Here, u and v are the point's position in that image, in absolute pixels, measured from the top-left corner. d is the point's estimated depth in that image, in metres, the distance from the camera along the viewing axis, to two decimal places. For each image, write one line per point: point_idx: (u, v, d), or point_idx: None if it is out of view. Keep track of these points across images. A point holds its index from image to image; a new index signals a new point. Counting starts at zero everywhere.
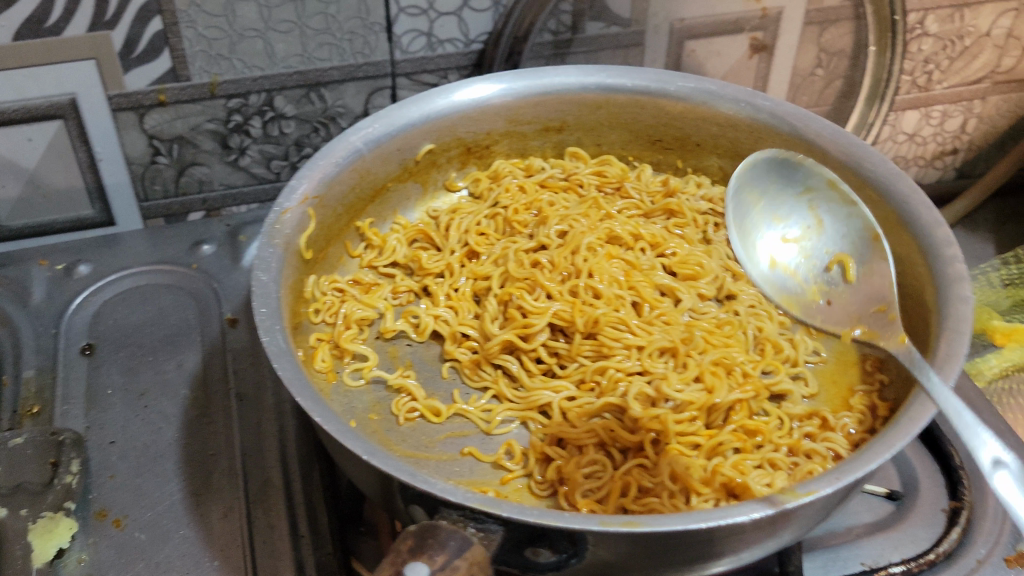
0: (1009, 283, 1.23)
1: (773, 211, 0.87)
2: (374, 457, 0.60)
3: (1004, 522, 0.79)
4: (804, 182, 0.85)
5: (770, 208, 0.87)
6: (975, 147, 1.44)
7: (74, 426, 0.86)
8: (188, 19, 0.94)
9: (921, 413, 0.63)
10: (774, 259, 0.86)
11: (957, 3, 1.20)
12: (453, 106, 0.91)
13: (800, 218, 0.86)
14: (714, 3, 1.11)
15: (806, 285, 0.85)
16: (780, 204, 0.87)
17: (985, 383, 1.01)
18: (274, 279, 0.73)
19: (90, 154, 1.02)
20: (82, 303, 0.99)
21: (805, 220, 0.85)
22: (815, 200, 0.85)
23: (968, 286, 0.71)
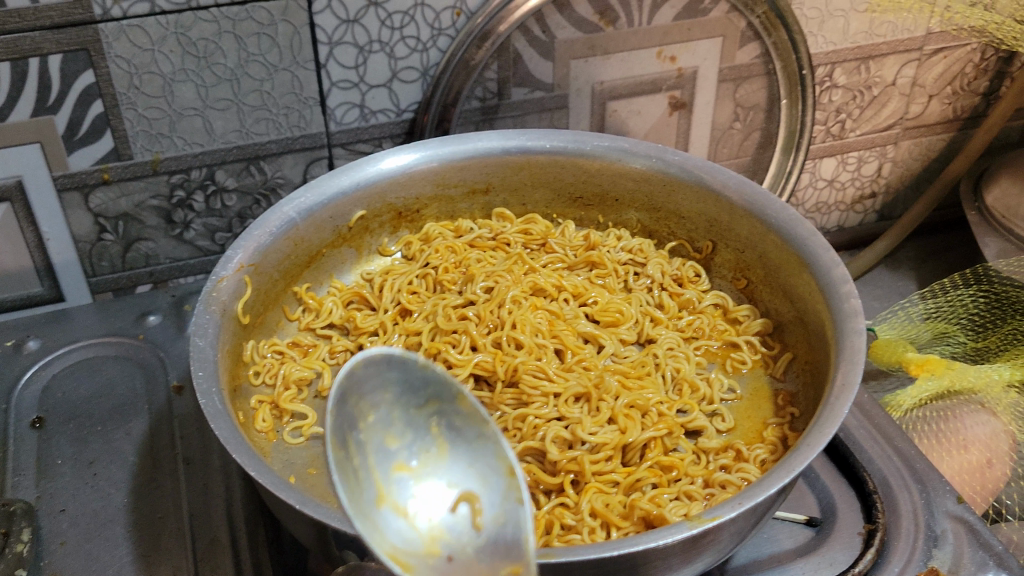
0: (928, 317, 1.28)
1: (386, 426, 0.55)
2: (306, 506, 0.64)
3: (917, 541, 0.83)
4: (431, 388, 0.55)
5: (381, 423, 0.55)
6: (892, 190, 1.51)
7: (25, 497, 0.89)
8: (129, 101, 0.99)
9: (819, 439, 0.67)
10: (384, 495, 0.52)
11: (862, 56, 1.28)
12: (381, 173, 0.96)
13: (422, 437, 0.55)
14: (632, 65, 1.17)
15: (425, 541, 0.52)
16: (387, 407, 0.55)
17: (902, 413, 1.07)
18: (211, 343, 0.78)
19: (38, 234, 1.06)
20: (32, 377, 1.02)
21: (427, 442, 0.55)
22: (440, 415, 0.56)
23: (862, 319, 0.77)
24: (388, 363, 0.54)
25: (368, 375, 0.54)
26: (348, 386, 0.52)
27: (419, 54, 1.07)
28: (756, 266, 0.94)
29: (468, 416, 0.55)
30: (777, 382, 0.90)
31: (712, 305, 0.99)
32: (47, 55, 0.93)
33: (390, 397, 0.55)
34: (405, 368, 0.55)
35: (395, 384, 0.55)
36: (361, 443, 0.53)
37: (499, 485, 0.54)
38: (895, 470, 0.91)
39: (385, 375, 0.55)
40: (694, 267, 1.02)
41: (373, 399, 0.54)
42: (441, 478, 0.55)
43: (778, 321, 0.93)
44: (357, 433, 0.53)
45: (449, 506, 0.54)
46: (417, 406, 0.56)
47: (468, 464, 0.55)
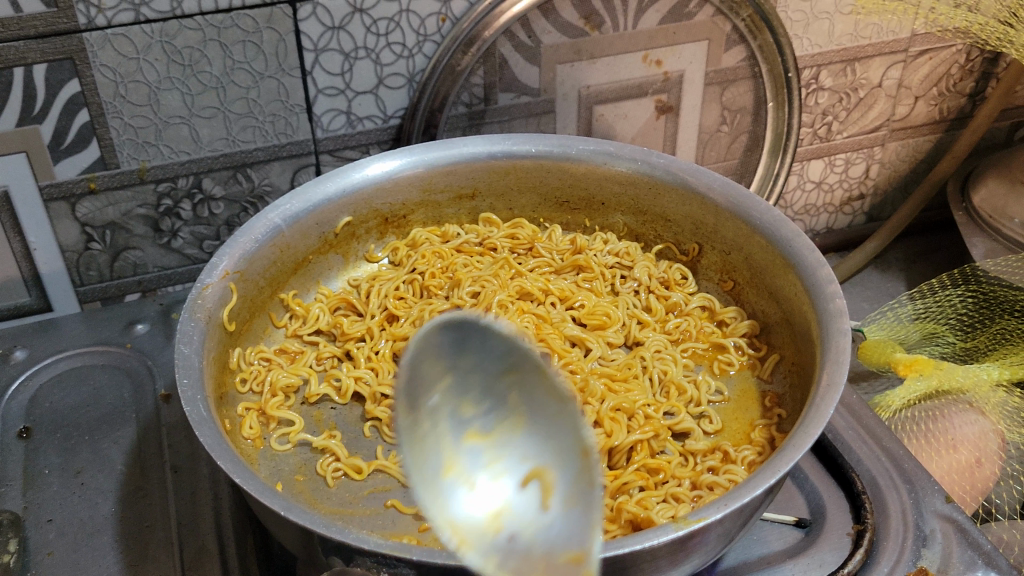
0: (917, 317, 1.28)
1: (460, 391, 0.45)
2: (291, 512, 0.64)
3: (905, 542, 0.83)
4: (517, 356, 0.45)
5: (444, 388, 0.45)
6: (880, 191, 1.51)
7: (12, 507, 0.88)
8: (115, 110, 0.99)
9: (804, 439, 0.67)
10: (451, 462, 0.45)
11: (848, 59, 1.28)
12: (367, 180, 0.96)
13: (497, 405, 0.46)
14: (617, 69, 1.17)
15: (485, 521, 0.44)
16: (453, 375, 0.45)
17: (891, 413, 1.07)
18: (196, 350, 0.77)
19: (24, 244, 1.06)
20: (19, 387, 1.02)
21: (506, 412, 0.46)
22: (522, 387, 0.46)
23: (846, 319, 0.77)
24: (470, 329, 0.45)
25: (447, 336, 0.45)
26: (426, 345, 0.45)
27: (405, 60, 1.07)
28: (742, 268, 0.94)
29: (553, 393, 0.45)
30: (765, 384, 0.90)
31: (699, 306, 0.99)
32: (32, 65, 0.93)
33: (468, 360, 0.45)
34: (485, 334, 0.45)
35: (464, 343, 0.45)
36: (431, 411, 0.45)
37: (578, 469, 0.44)
38: (884, 470, 0.91)
39: (466, 337, 0.45)
40: (681, 269, 1.02)
41: (451, 361, 0.45)
42: (512, 454, 0.45)
43: (765, 322, 0.93)
44: (430, 399, 0.45)
45: (518, 481, 0.45)
46: (499, 371, 0.46)
47: (546, 440, 0.45)
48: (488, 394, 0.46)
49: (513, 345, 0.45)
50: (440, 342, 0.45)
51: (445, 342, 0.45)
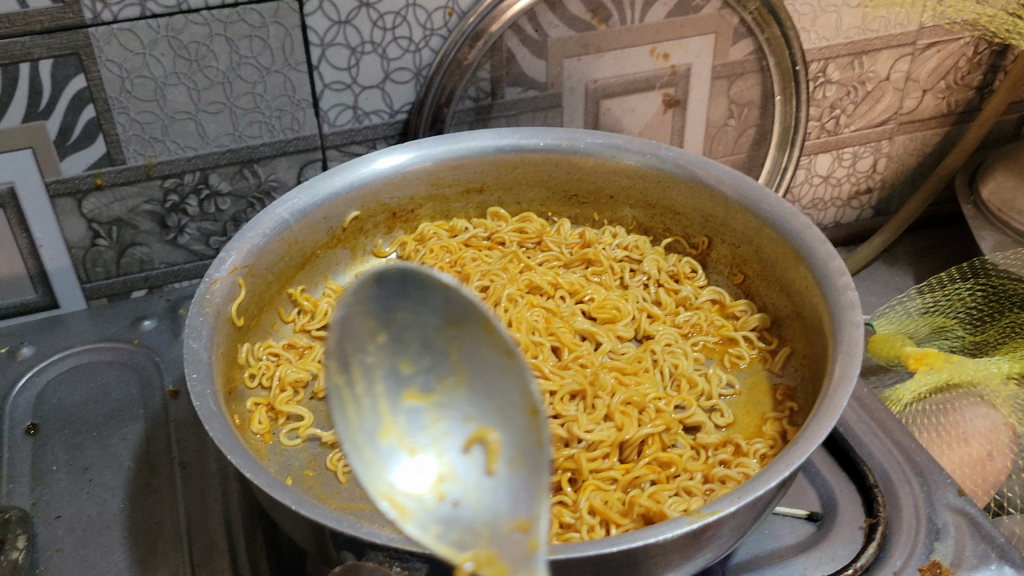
0: (927, 311, 1.28)
1: (398, 350, 0.54)
2: (302, 506, 0.63)
3: (918, 534, 0.83)
4: (455, 309, 0.53)
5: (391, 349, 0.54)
6: (887, 185, 1.51)
7: (20, 504, 0.88)
8: (121, 106, 0.99)
9: (818, 432, 0.67)
10: (389, 428, 0.54)
11: (855, 52, 1.28)
12: (375, 174, 0.96)
13: (440, 365, 0.54)
14: (624, 63, 1.17)
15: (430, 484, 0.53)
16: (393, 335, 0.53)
17: (902, 407, 1.08)
18: (205, 345, 0.77)
19: (30, 240, 1.05)
20: (26, 384, 1.01)
21: (445, 368, 0.54)
22: (463, 338, 0.53)
23: (859, 311, 0.76)
24: (405, 278, 0.52)
25: (383, 294, 0.52)
26: (362, 303, 0.52)
27: (411, 54, 1.07)
28: (753, 261, 0.94)
29: (491, 343, 0.52)
30: (776, 377, 0.89)
31: (709, 300, 0.99)
32: (38, 60, 0.92)
33: (407, 312, 0.53)
34: (422, 290, 0.52)
35: (406, 302, 0.53)
36: (371, 368, 0.53)
37: (517, 425, 0.52)
38: (896, 463, 0.90)
39: (405, 292, 0.53)
40: (690, 263, 1.01)
41: (388, 317, 0.53)
42: (450, 411, 0.54)
43: (775, 316, 0.92)
44: (367, 356, 0.53)
45: (461, 445, 0.54)
46: (439, 325, 0.53)
47: (488, 401, 0.53)
48: (427, 351, 0.54)
49: (448, 298, 0.52)
50: (375, 300, 0.52)
51: (382, 301, 0.52)
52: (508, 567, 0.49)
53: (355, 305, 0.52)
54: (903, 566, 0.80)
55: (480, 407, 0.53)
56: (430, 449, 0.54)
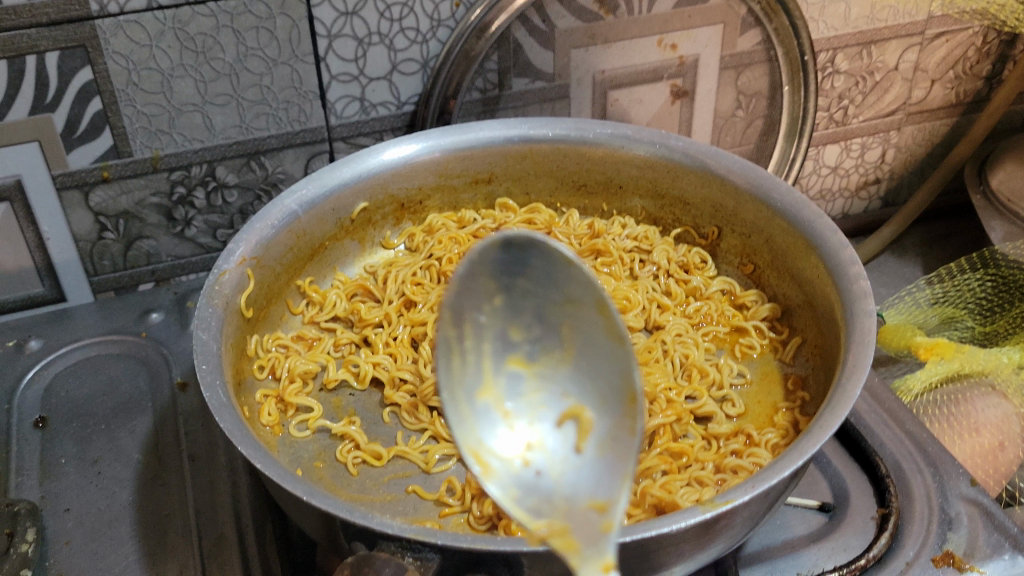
0: (935, 302, 1.28)
1: (514, 318, 0.61)
2: (313, 497, 0.63)
3: (930, 524, 0.82)
4: (574, 292, 0.60)
5: (504, 316, 0.61)
6: (895, 176, 1.50)
7: (30, 497, 0.88)
8: (127, 98, 0.98)
9: (831, 421, 0.66)
10: (490, 387, 0.61)
11: (864, 42, 1.27)
12: (384, 165, 0.96)
13: (548, 340, 0.61)
14: (632, 53, 1.16)
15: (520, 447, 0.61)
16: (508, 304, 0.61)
17: (912, 397, 1.07)
18: (214, 336, 0.77)
19: (37, 234, 1.05)
20: (34, 377, 1.01)
21: (552, 343, 0.61)
22: (574, 317, 0.61)
23: (872, 301, 0.76)
24: (529, 257, 0.59)
25: (510, 264, 0.59)
26: (489, 271, 0.59)
27: (418, 45, 1.07)
28: (763, 250, 0.93)
29: (600, 328, 0.60)
30: (787, 367, 0.89)
31: (719, 290, 0.98)
32: (44, 52, 0.92)
33: (525, 287, 0.60)
34: (544, 268, 0.59)
35: (527, 277, 0.60)
36: (483, 328, 0.61)
37: (611, 412, 0.60)
38: (908, 454, 0.90)
39: (526, 267, 0.60)
40: (700, 254, 1.01)
41: (509, 283, 0.60)
42: (548, 382, 0.62)
43: (786, 306, 0.92)
44: (482, 316, 0.60)
45: (553, 420, 0.61)
46: (553, 302, 0.60)
47: (586, 382, 0.61)
48: (540, 322, 0.61)
49: (572, 279, 0.59)
50: (500, 270, 0.60)
51: (505, 271, 0.60)
52: (580, 542, 0.56)
53: (480, 271, 0.59)
54: (916, 556, 0.79)
55: (578, 385, 0.61)
56: (522, 417, 0.61)
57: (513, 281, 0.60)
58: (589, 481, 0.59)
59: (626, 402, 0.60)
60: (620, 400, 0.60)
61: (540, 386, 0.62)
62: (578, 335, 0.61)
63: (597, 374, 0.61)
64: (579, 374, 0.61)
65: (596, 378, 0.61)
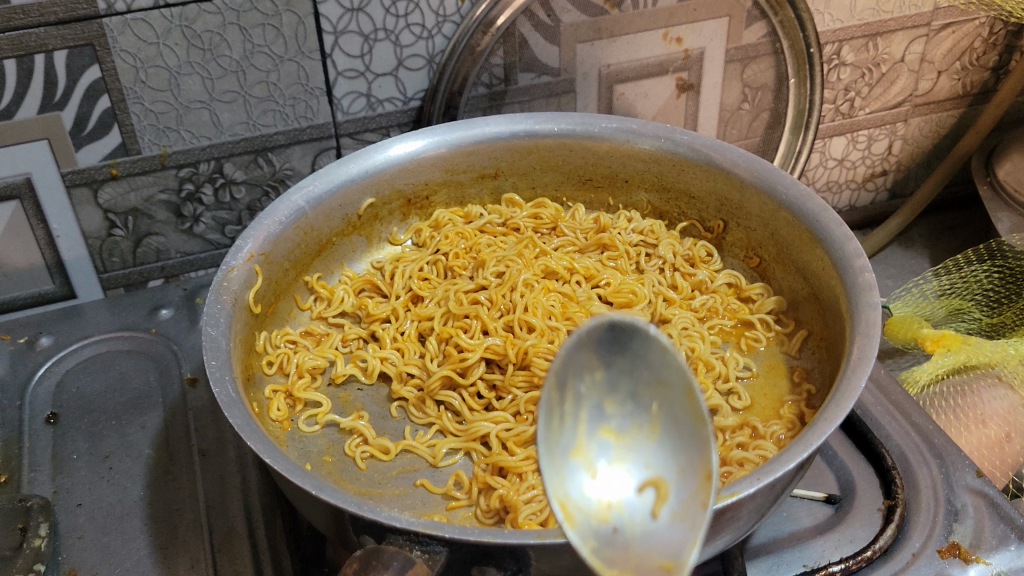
0: (943, 294, 1.27)
1: (610, 390, 0.51)
2: (322, 491, 0.63)
3: (937, 515, 0.83)
4: (668, 370, 0.50)
5: (599, 381, 0.51)
6: (902, 168, 1.50)
7: (42, 492, 0.89)
8: (135, 96, 0.99)
9: (836, 413, 0.67)
10: (580, 447, 0.51)
11: (870, 33, 1.27)
12: (390, 160, 0.96)
13: (640, 410, 0.51)
14: (637, 48, 1.16)
15: (599, 506, 0.50)
16: (604, 371, 0.51)
17: (918, 390, 1.08)
18: (223, 332, 0.77)
19: (48, 231, 1.06)
20: (45, 374, 1.02)
21: (644, 415, 0.51)
22: (667, 401, 0.51)
23: (876, 293, 0.76)
24: (632, 334, 0.50)
25: (613, 338, 0.50)
26: (589, 344, 0.50)
27: (424, 41, 1.07)
28: (769, 244, 0.94)
29: (692, 409, 0.50)
30: (793, 359, 0.89)
31: (725, 283, 0.99)
32: (52, 51, 0.93)
33: (622, 365, 0.51)
34: (643, 348, 0.50)
35: (625, 350, 0.51)
36: (579, 393, 0.51)
37: (695, 486, 0.49)
38: (914, 445, 0.90)
39: (626, 346, 0.51)
40: (705, 247, 1.02)
41: (608, 356, 0.51)
42: (637, 449, 0.51)
43: (792, 298, 0.92)
44: (580, 381, 0.51)
45: (638, 486, 0.50)
46: (646, 382, 0.51)
47: (673, 456, 0.51)
48: (635, 396, 0.51)
49: (668, 357, 0.50)
50: (601, 343, 0.50)
51: (606, 345, 0.51)
52: None
53: (583, 343, 0.50)
54: (922, 547, 0.80)
55: (665, 458, 0.51)
56: (607, 478, 0.50)
57: (612, 351, 0.51)
58: (665, 553, 0.48)
59: (707, 479, 0.49)
60: (705, 476, 0.49)
61: (628, 453, 0.51)
62: (669, 411, 0.51)
63: (687, 450, 0.50)
64: (667, 449, 0.51)
65: (683, 454, 0.50)
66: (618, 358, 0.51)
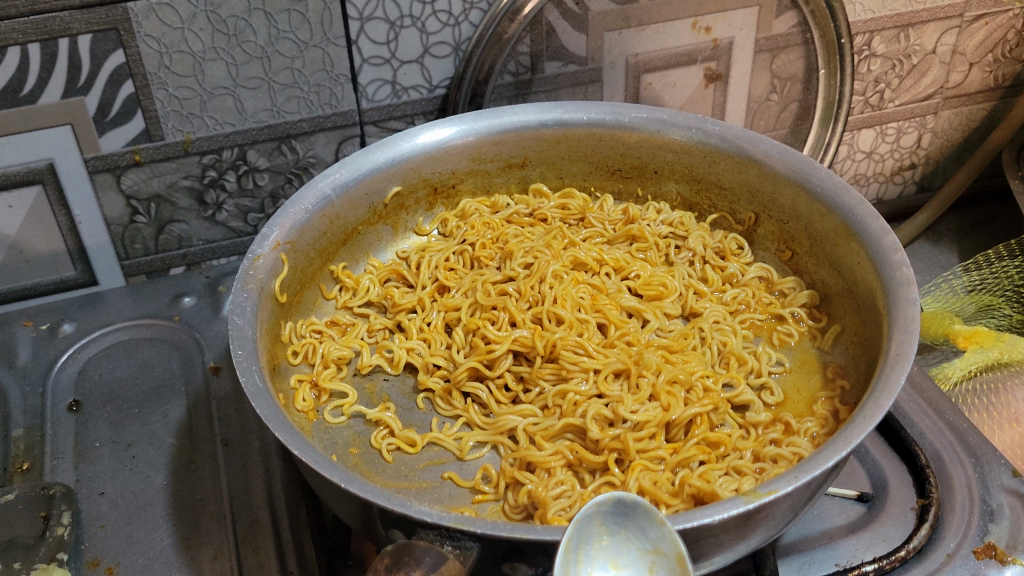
0: (972, 289, 1.26)
1: (616, 553, 0.57)
2: (352, 484, 0.62)
3: (972, 515, 0.81)
4: (659, 542, 0.57)
5: (607, 551, 0.57)
6: (931, 161, 1.48)
7: (65, 480, 0.88)
8: (159, 81, 0.98)
9: (875, 410, 0.65)
10: None
11: (902, 24, 1.25)
12: (417, 148, 0.95)
13: None
14: (666, 37, 1.15)
15: None
16: (612, 545, 0.58)
17: (951, 386, 1.07)
18: (249, 321, 0.76)
19: (70, 217, 1.05)
20: (67, 361, 1.01)
21: None
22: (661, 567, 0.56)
23: (914, 288, 0.74)
24: (636, 508, 0.57)
25: (618, 510, 0.57)
26: (596, 513, 0.57)
27: (451, 28, 1.05)
28: (802, 237, 0.92)
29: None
30: (826, 354, 0.88)
31: (756, 277, 0.97)
32: (76, 35, 0.91)
33: (627, 535, 0.58)
34: (645, 517, 0.57)
35: (628, 527, 0.57)
36: (591, 557, 0.57)
37: None
38: (947, 443, 0.89)
39: (629, 516, 0.58)
40: (736, 240, 1.00)
41: (616, 528, 0.58)
42: None
43: (824, 293, 0.91)
44: (591, 548, 0.57)
45: None
46: (645, 549, 0.57)
47: None
48: (634, 563, 0.57)
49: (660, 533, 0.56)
50: (606, 511, 0.58)
51: (611, 512, 0.58)
52: None
53: (591, 512, 0.57)
54: (957, 547, 0.78)
55: None
56: None
57: (618, 526, 0.58)
58: None
59: None
60: None
61: None
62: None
63: None
64: None
65: None
66: (622, 529, 0.58)
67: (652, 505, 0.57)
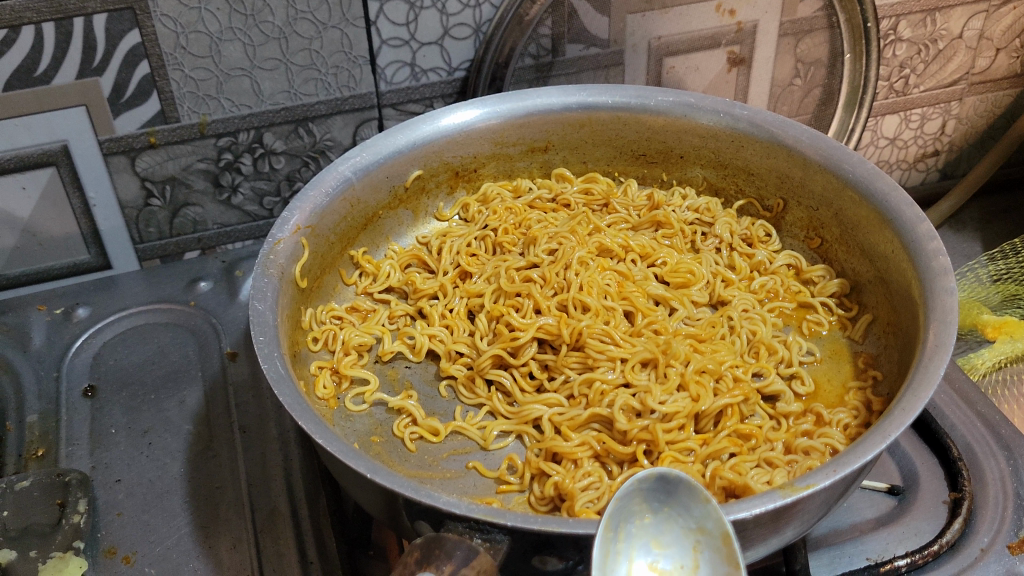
0: (997, 278, 1.25)
1: (657, 532, 0.55)
2: (378, 474, 0.60)
3: (1006, 508, 0.79)
4: (705, 519, 0.54)
5: (647, 529, 0.55)
6: (955, 148, 1.46)
7: (80, 467, 0.87)
8: (175, 61, 0.96)
9: (914, 403, 0.63)
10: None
11: (929, 8, 1.22)
12: (439, 131, 0.93)
13: (684, 557, 0.54)
14: (689, 19, 1.12)
15: None
16: (653, 523, 0.55)
17: (980, 376, 1.06)
18: (271, 306, 0.74)
19: (84, 200, 1.03)
20: (82, 346, 1.00)
21: (687, 560, 0.54)
22: (707, 545, 0.54)
23: (951, 277, 0.72)
24: (678, 484, 0.54)
25: (659, 487, 0.55)
26: (638, 489, 0.55)
27: (471, 10, 1.03)
28: (832, 224, 0.91)
29: (727, 555, 0.53)
30: (857, 344, 0.86)
31: (784, 265, 0.96)
32: (92, 14, 0.89)
33: (670, 512, 0.55)
34: (689, 495, 0.55)
35: (670, 502, 0.55)
36: (632, 535, 0.55)
37: None
38: (979, 436, 0.87)
39: (672, 494, 0.55)
40: (764, 227, 0.99)
41: (658, 506, 0.55)
42: None
43: (855, 281, 0.89)
44: (632, 525, 0.55)
45: None
46: (689, 527, 0.55)
47: None
48: (679, 541, 0.54)
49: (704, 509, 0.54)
50: (648, 489, 0.55)
51: (652, 491, 0.55)
52: None
53: (632, 488, 0.54)
54: (991, 542, 0.77)
55: None
56: None
57: (660, 503, 0.55)
58: None
59: None
60: None
61: None
62: (707, 557, 0.54)
63: None
64: None
65: None
66: (665, 506, 0.55)
67: (695, 480, 0.54)
